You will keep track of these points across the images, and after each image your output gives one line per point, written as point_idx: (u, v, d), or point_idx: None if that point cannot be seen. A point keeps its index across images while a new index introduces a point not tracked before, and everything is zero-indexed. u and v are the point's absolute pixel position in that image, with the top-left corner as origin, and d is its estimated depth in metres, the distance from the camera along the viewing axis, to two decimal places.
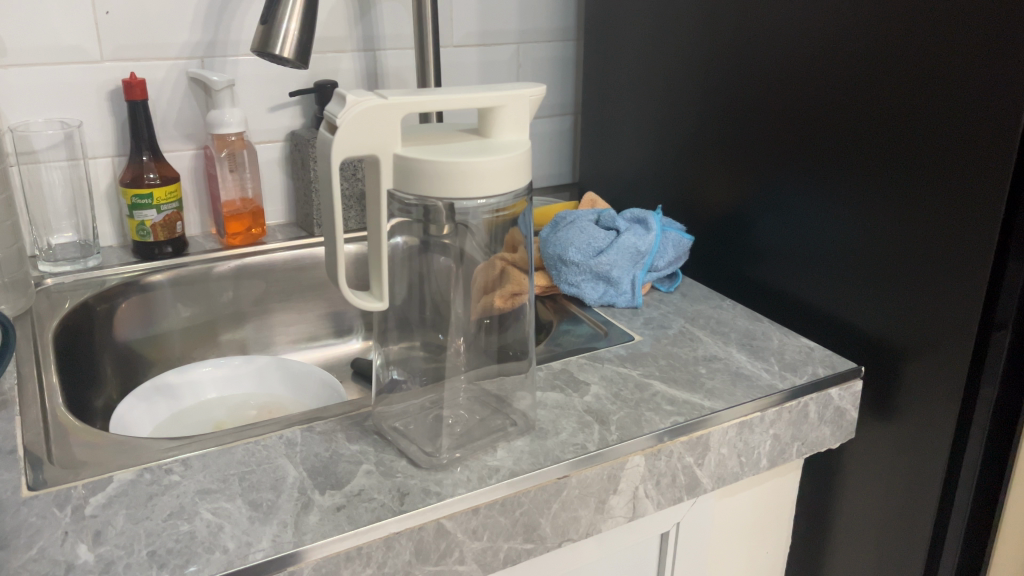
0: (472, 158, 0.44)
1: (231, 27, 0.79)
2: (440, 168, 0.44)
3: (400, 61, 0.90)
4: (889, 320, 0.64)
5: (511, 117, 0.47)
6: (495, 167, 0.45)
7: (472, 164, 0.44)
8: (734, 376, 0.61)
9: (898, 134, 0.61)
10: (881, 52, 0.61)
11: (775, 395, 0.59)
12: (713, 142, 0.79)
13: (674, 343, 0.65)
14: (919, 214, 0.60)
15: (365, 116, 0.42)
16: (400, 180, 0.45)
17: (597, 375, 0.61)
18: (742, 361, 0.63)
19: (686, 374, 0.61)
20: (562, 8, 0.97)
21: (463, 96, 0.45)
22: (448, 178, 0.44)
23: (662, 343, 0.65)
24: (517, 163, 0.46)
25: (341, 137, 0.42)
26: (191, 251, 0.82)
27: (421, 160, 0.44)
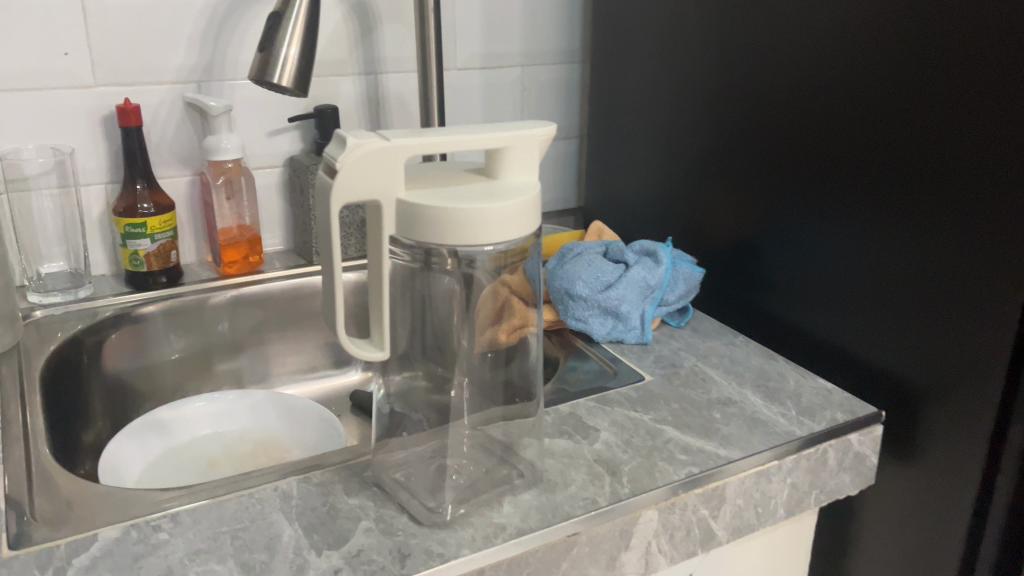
0: (481, 204, 0.42)
1: (229, 51, 0.77)
2: (446, 215, 0.41)
3: (402, 85, 0.87)
4: (908, 361, 0.62)
5: (522, 159, 0.45)
6: (505, 212, 0.42)
7: (479, 210, 0.41)
8: (750, 421, 0.58)
9: (915, 163, 0.59)
10: (903, 85, 0.59)
11: (793, 444, 0.56)
12: (724, 170, 0.77)
13: (687, 385, 0.63)
14: (939, 249, 0.58)
15: (367, 160, 0.40)
16: (403, 227, 0.42)
17: (607, 420, 0.58)
18: (758, 405, 0.60)
19: (700, 419, 0.59)
20: (568, 30, 0.95)
21: (470, 138, 0.43)
22: (454, 225, 0.41)
23: (674, 385, 0.63)
24: (528, 208, 0.43)
25: (341, 182, 0.40)
26: (185, 280, 0.79)
27: (425, 207, 0.41)
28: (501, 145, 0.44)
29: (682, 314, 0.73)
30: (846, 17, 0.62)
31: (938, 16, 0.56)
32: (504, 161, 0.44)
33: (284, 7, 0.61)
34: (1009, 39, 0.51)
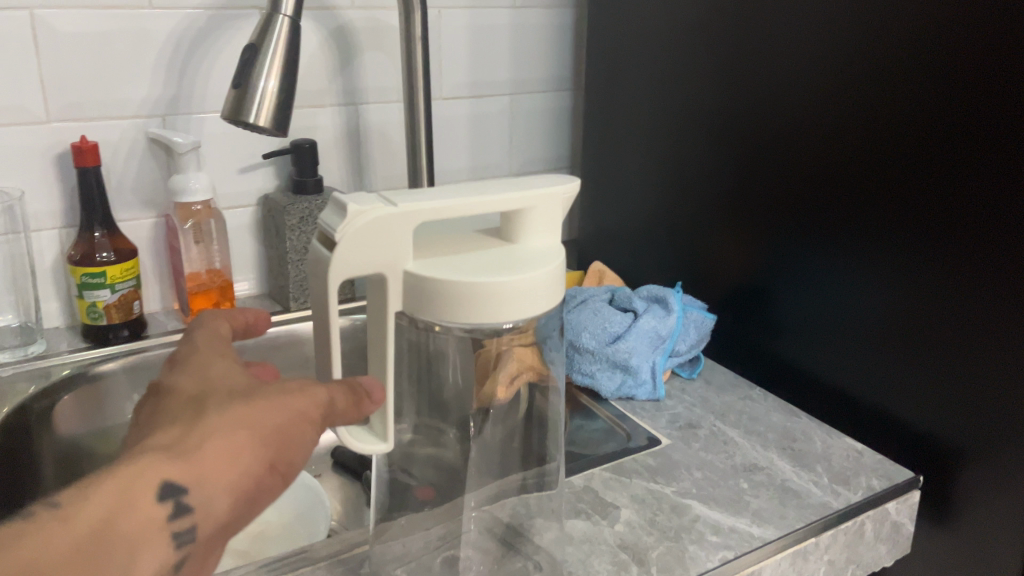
0: (501, 276, 0.36)
1: (197, 82, 0.71)
2: (461, 290, 0.36)
3: (384, 117, 0.82)
4: (942, 418, 0.58)
5: (545, 221, 0.39)
6: (529, 285, 0.37)
7: (501, 283, 0.36)
8: (780, 491, 0.54)
9: (942, 205, 0.55)
10: (931, 124, 0.54)
11: (831, 518, 0.51)
12: (729, 208, 0.73)
13: (708, 449, 0.58)
14: (972, 295, 0.54)
15: (371, 229, 0.34)
16: (412, 304, 0.37)
17: (627, 495, 0.53)
18: (787, 472, 0.55)
19: (727, 491, 0.53)
20: (559, 57, 0.90)
21: (489, 199, 0.37)
22: (472, 302, 0.36)
23: (693, 450, 0.58)
24: (553, 278, 0.38)
25: (341, 254, 0.34)
26: (150, 332, 0.72)
27: (437, 280, 0.36)
28: (523, 207, 0.38)
29: (694, 367, 0.68)
30: (864, 51, 0.58)
31: (964, 50, 0.52)
32: (525, 224, 0.39)
33: (260, 38, 0.56)
34: None
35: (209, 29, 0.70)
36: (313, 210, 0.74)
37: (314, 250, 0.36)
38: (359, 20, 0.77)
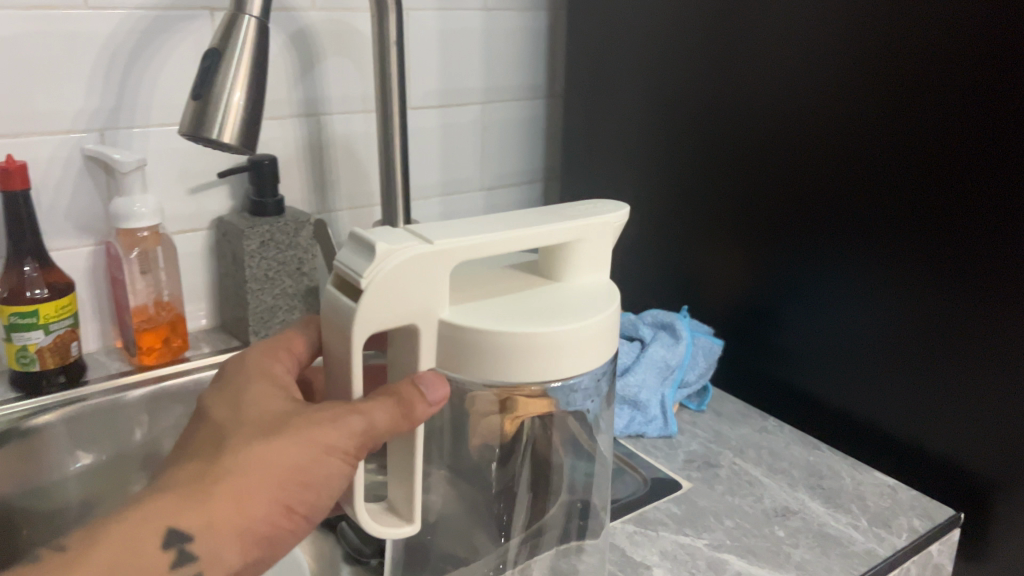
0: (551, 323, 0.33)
1: (141, 91, 0.62)
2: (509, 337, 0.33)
3: (349, 129, 0.74)
4: (976, 451, 0.54)
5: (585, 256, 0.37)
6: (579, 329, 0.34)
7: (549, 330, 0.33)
8: (818, 538, 0.49)
9: (966, 220, 0.51)
10: (962, 138, 0.50)
11: (881, 565, 0.47)
12: (729, 225, 0.68)
13: (734, 495, 0.53)
14: (1001, 316, 0.51)
15: (407, 270, 0.31)
16: (447, 359, 0.34)
17: (657, 551, 0.47)
18: (823, 515, 0.51)
19: (763, 540, 0.48)
20: (532, 62, 0.85)
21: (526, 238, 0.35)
22: (520, 351, 0.33)
23: (718, 494, 0.53)
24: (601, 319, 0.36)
25: (371, 304, 0.31)
26: (91, 376, 0.64)
27: (482, 329, 0.33)
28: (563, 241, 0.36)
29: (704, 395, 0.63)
30: (883, 58, 0.53)
31: (988, 53, 0.48)
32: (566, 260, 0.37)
33: (222, 41, 0.48)
34: None
35: (154, 33, 0.62)
36: (275, 232, 0.66)
37: (336, 299, 0.33)
38: (321, 22, 0.70)
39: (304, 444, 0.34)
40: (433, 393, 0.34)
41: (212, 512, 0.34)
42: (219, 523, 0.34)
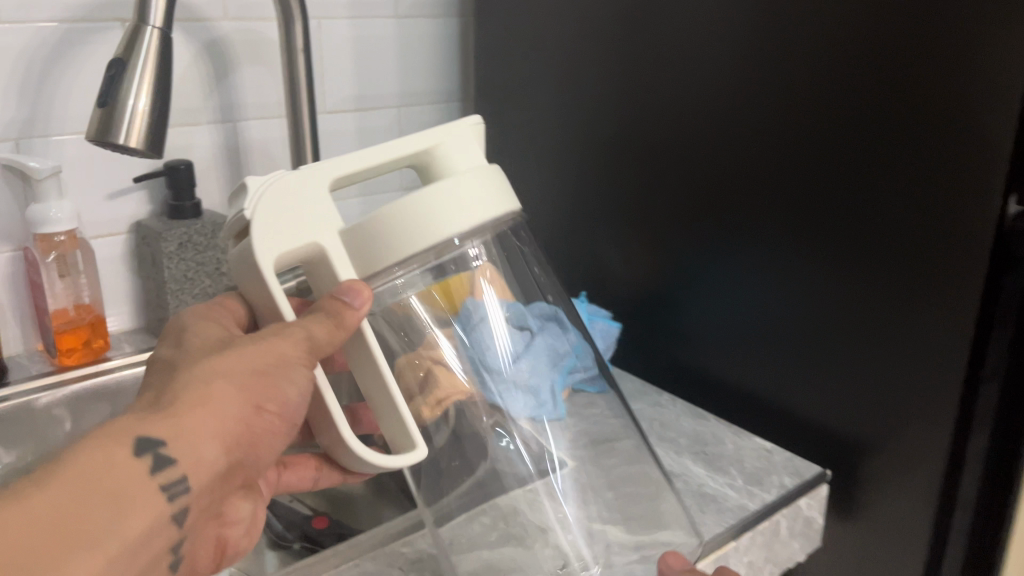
0: (427, 201, 0.38)
1: (55, 101, 0.64)
2: (394, 222, 0.38)
3: (265, 133, 0.77)
4: (864, 424, 0.58)
5: (458, 147, 0.42)
6: (456, 200, 0.39)
7: (425, 204, 0.38)
8: (695, 497, 0.54)
9: (840, 207, 0.56)
10: (843, 132, 0.54)
11: (751, 527, 0.52)
12: (639, 217, 0.71)
13: (622, 454, 0.56)
14: (874, 297, 0.55)
15: (279, 201, 0.37)
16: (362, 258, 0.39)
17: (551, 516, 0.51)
18: (703, 477, 0.56)
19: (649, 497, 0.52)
20: (444, 67, 0.88)
21: (392, 147, 0.40)
22: (404, 231, 0.38)
23: (616, 451, 0.56)
24: (481, 187, 0.40)
25: (259, 228, 0.36)
26: (12, 378, 0.65)
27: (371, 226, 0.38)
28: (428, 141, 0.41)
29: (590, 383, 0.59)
30: (778, 60, 0.57)
31: (851, 53, 0.52)
32: (444, 158, 0.41)
33: (128, 52, 0.51)
34: (933, 76, 0.49)
35: (66, 44, 0.64)
36: (192, 234, 0.69)
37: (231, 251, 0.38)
38: (234, 32, 0.73)
39: (259, 353, 0.37)
40: (353, 295, 0.38)
41: (183, 421, 0.34)
42: (188, 427, 0.34)
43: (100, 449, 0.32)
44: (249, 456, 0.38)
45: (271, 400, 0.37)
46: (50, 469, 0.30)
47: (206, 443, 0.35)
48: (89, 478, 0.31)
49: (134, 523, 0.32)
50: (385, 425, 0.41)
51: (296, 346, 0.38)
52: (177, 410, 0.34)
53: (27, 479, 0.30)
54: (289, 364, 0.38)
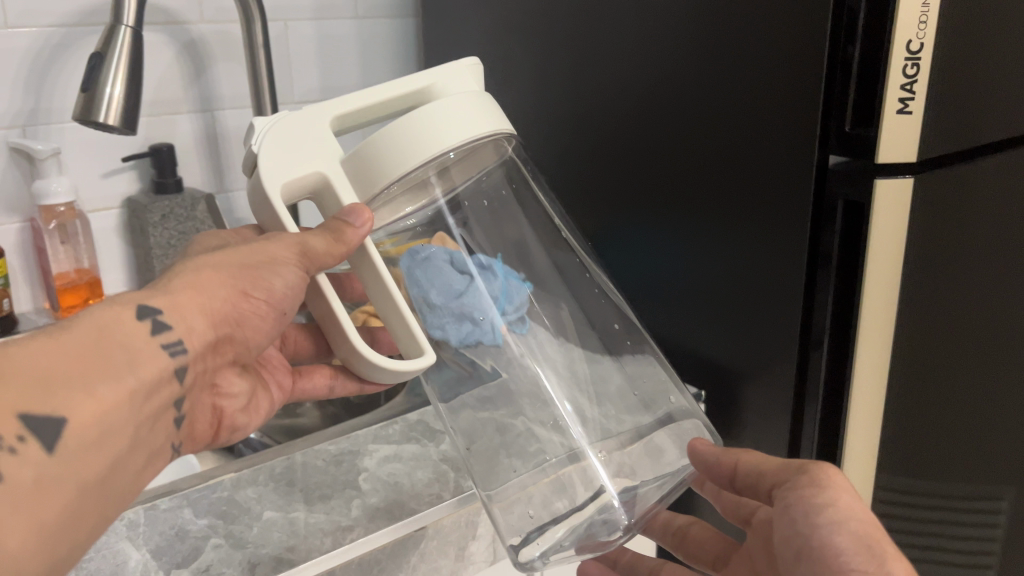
0: (425, 119, 0.46)
1: (54, 94, 0.76)
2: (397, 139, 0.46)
3: (240, 121, 0.89)
4: (741, 355, 0.66)
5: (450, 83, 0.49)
6: (449, 117, 0.46)
7: (423, 122, 0.46)
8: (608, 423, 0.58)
9: (711, 169, 0.64)
10: (711, 102, 0.63)
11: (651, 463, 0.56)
12: (564, 185, 0.81)
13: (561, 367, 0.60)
14: (736, 246, 0.64)
15: (283, 133, 0.46)
16: (363, 178, 0.47)
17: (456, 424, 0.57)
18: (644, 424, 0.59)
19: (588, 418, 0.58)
20: (401, 60, 0.99)
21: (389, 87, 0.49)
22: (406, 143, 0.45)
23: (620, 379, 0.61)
24: (471, 109, 0.47)
25: (268, 155, 0.45)
26: (22, 329, 0.77)
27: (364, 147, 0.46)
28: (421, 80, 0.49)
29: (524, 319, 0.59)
30: (663, 40, 0.65)
31: (714, 33, 0.61)
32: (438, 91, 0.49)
33: (105, 47, 0.62)
34: (768, 51, 0.57)
35: (64, 45, 0.76)
36: (174, 207, 0.80)
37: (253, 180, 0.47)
38: (210, 33, 0.84)
39: (255, 251, 0.45)
40: (355, 216, 0.46)
41: (179, 295, 0.42)
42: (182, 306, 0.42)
43: (101, 313, 0.38)
44: (236, 330, 0.46)
45: (261, 289, 0.46)
46: (62, 325, 0.37)
47: (197, 315, 0.42)
48: (95, 333, 0.37)
49: (144, 366, 0.38)
50: (390, 324, 0.50)
51: (294, 248, 0.46)
52: (176, 288, 0.42)
53: (41, 332, 0.36)
54: (279, 261, 0.46)
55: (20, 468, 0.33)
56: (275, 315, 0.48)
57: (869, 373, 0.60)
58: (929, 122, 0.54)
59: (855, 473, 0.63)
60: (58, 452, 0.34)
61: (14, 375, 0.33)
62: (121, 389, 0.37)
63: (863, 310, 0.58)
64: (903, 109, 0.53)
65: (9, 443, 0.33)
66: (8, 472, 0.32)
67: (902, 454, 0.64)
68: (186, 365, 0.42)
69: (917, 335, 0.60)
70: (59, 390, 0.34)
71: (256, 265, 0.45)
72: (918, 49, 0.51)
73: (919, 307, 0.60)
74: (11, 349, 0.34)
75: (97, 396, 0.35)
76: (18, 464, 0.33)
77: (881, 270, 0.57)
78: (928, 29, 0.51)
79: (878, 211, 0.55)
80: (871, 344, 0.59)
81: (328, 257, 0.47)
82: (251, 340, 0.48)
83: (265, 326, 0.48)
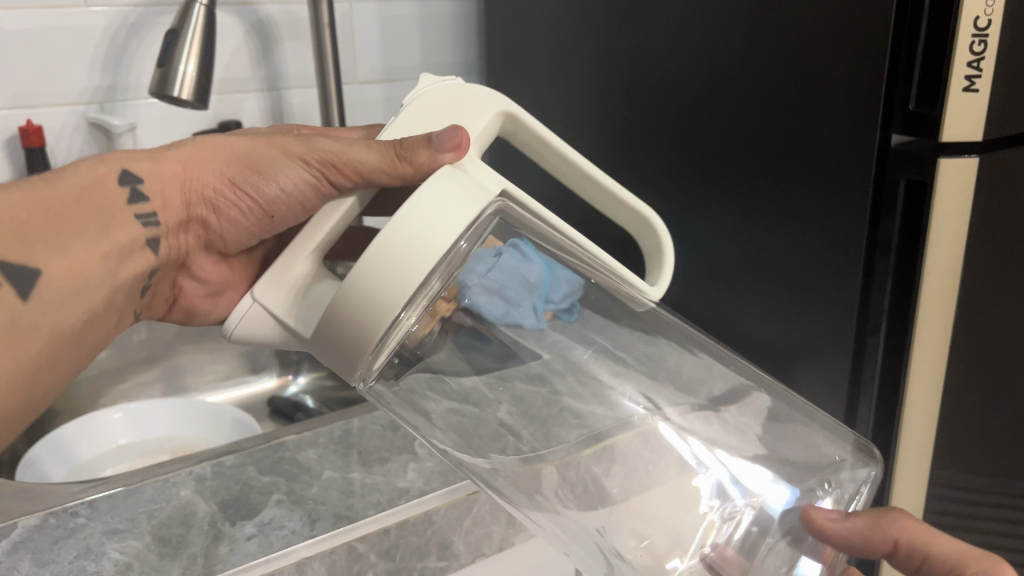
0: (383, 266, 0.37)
1: (131, 71, 0.79)
2: (404, 258, 0.37)
3: (305, 100, 0.91)
4: (797, 336, 0.66)
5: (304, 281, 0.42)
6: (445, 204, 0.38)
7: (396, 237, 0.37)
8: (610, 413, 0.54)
9: (773, 151, 0.64)
10: (777, 85, 0.62)
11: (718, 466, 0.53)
12: (618, 167, 0.81)
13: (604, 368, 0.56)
14: (795, 230, 0.63)
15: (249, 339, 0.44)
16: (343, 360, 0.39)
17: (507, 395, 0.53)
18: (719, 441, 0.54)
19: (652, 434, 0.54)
20: (462, 44, 1.01)
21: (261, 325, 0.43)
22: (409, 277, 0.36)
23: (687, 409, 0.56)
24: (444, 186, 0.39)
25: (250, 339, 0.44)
26: None
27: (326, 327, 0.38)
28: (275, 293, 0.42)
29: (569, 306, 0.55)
30: (731, 20, 0.65)
31: (782, 16, 0.60)
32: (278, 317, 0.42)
33: (181, 24, 0.65)
34: (834, 32, 0.57)
35: (140, 24, 0.78)
36: None
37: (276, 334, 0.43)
38: (277, 13, 0.86)
39: (264, 143, 0.50)
40: (439, 136, 0.43)
41: (167, 170, 0.50)
42: (156, 171, 0.49)
43: (88, 172, 0.48)
44: (211, 216, 0.52)
45: (254, 176, 0.49)
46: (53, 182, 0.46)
47: (174, 192, 0.50)
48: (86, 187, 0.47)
49: (116, 230, 0.47)
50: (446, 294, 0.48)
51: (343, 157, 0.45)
52: (169, 160, 0.50)
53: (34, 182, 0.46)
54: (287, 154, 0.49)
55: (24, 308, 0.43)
56: (261, 215, 0.52)
57: (927, 359, 0.59)
58: (994, 100, 0.53)
59: (911, 463, 0.62)
60: (30, 299, 0.43)
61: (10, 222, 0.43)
62: (93, 249, 0.46)
63: (922, 294, 0.57)
64: (969, 86, 0.51)
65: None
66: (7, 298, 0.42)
67: (957, 445, 0.63)
68: (155, 236, 0.50)
69: (976, 318, 0.59)
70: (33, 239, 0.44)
71: (256, 157, 0.49)
72: (985, 26, 0.50)
73: (981, 295, 0.59)
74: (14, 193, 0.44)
75: (70, 253, 0.45)
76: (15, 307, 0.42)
77: (944, 252, 0.56)
78: (996, 5, 0.50)
79: (941, 192, 0.54)
80: (929, 329, 0.58)
81: (419, 176, 0.44)
82: (227, 233, 0.54)
83: (249, 226, 0.53)
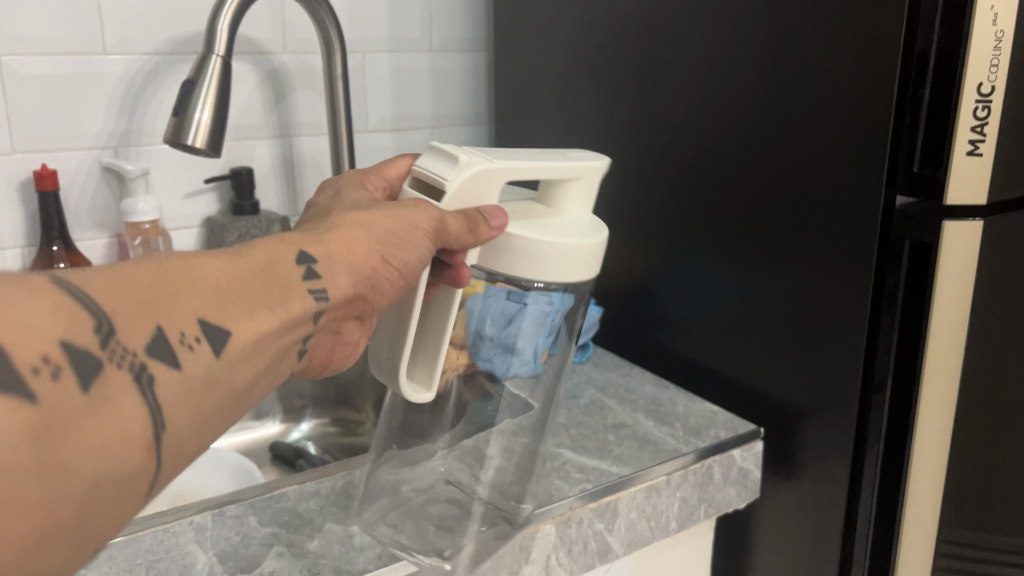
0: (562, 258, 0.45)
1: (145, 117, 0.81)
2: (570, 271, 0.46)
3: (317, 147, 0.92)
4: (804, 389, 0.65)
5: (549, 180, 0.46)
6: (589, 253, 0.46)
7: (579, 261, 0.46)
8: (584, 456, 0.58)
9: (780, 205, 0.64)
10: (783, 142, 0.63)
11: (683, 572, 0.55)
12: (626, 220, 0.81)
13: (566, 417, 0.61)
14: (801, 283, 0.64)
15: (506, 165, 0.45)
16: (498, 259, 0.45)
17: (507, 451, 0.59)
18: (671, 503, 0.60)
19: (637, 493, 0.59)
20: (472, 94, 1.03)
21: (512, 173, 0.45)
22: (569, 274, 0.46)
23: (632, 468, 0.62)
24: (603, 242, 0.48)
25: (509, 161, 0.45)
26: None
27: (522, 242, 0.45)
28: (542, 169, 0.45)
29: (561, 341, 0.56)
30: (740, 77, 0.65)
31: (787, 75, 0.62)
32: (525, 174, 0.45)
33: (197, 75, 0.66)
34: (837, 92, 0.58)
35: (156, 72, 0.80)
36: (250, 227, 0.84)
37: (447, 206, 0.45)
38: (292, 63, 0.88)
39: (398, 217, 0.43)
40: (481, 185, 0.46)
41: (332, 247, 0.42)
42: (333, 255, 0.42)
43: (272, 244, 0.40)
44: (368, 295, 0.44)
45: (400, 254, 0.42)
46: (242, 250, 0.39)
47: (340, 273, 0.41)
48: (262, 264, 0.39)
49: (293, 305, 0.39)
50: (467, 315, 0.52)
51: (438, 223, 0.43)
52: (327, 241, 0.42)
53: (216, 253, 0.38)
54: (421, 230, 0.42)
55: (195, 362, 0.34)
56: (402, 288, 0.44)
57: (933, 420, 0.58)
58: (997, 166, 0.53)
59: (917, 525, 0.61)
60: (223, 357, 0.35)
61: (198, 284, 0.35)
62: (274, 318, 0.38)
63: (928, 353, 0.57)
64: (973, 151, 0.52)
65: (189, 341, 0.34)
66: (186, 364, 0.34)
67: (959, 505, 0.63)
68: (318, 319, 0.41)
69: (979, 378, 0.59)
70: (228, 304, 0.36)
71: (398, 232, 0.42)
72: (989, 92, 0.51)
73: (982, 354, 0.58)
74: (201, 261, 0.37)
75: (255, 320, 0.37)
76: (193, 360, 0.34)
77: (949, 311, 0.56)
78: (999, 72, 0.51)
79: (946, 254, 0.54)
80: (935, 390, 0.57)
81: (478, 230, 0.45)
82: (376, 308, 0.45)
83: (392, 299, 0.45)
